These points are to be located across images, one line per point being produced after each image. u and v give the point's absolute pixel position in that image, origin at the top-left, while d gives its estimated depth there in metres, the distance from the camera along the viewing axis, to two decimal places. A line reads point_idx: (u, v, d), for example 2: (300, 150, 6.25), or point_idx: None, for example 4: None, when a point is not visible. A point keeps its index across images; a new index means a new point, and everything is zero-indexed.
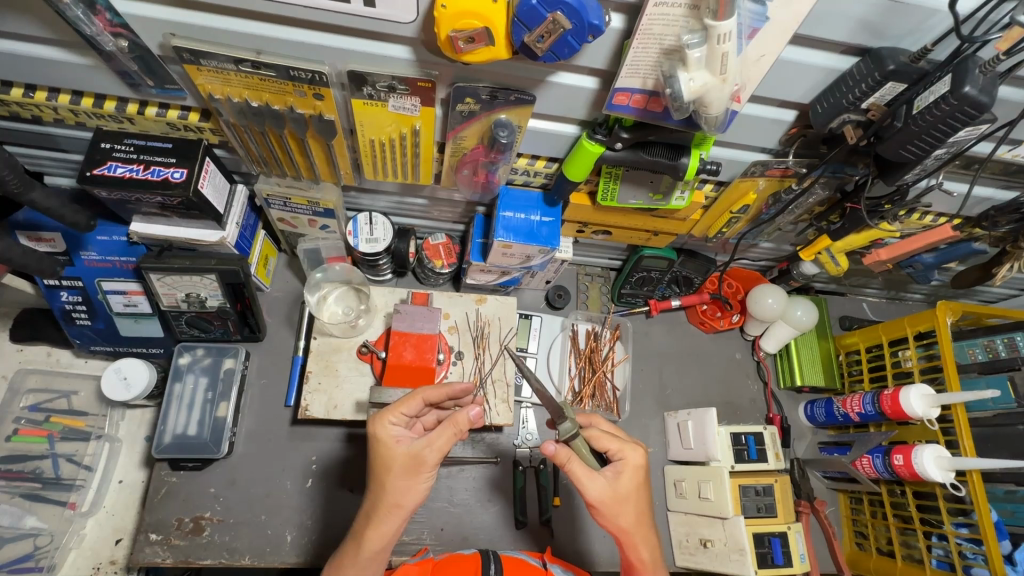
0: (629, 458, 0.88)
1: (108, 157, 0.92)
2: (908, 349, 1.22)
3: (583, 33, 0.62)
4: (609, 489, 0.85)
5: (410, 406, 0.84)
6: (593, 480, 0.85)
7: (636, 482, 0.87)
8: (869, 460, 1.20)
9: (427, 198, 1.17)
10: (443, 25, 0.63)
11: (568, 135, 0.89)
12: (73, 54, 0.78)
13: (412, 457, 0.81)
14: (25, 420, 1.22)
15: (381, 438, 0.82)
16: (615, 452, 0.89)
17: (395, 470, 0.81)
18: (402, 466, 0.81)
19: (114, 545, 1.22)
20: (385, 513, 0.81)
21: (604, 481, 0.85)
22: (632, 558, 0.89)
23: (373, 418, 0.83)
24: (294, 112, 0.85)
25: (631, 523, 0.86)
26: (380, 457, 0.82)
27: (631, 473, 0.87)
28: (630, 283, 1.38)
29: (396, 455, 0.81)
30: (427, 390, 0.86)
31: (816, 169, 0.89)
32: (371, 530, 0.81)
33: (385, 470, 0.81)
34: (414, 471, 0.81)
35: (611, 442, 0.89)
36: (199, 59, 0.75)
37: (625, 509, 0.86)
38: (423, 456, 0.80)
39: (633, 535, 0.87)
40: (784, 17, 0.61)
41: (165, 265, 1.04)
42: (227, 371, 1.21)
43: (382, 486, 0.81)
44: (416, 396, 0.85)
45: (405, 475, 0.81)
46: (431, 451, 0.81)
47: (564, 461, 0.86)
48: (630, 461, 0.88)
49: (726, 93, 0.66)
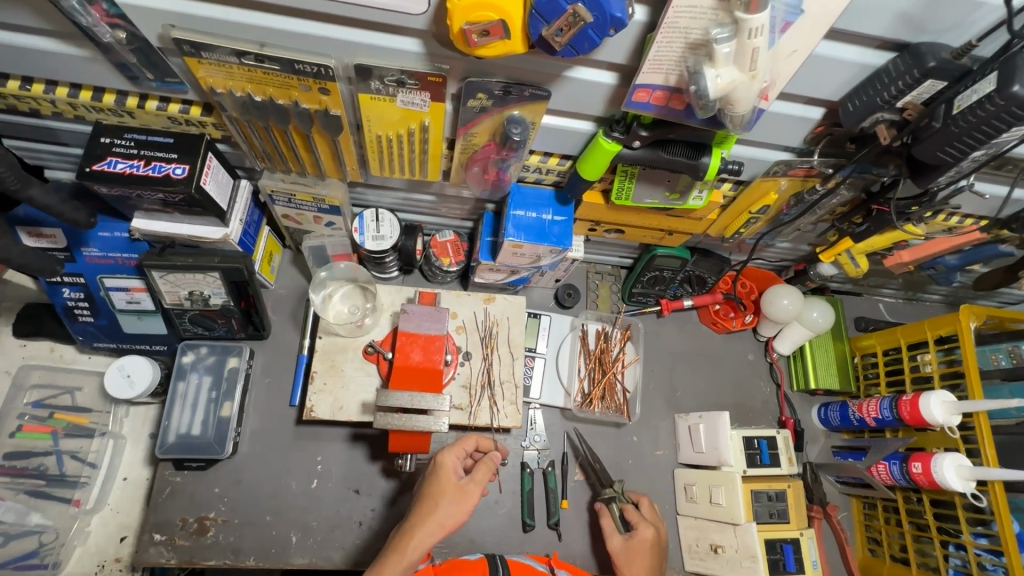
0: (642, 530, 1.07)
1: (108, 152, 0.89)
2: (928, 353, 1.19)
3: (605, 26, 0.59)
4: (624, 549, 1.06)
5: (466, 445, 0.95)
6: (613, 535, 1.08)
7: (649, 551, 1.05)
8: (886, 466, 1.18)
9: (434, 195, 1.14)
10: (457, 17, 0.59)
11: (584, 133, 0.86)
12: (69, 45, 0.75)
13: (458, 484, 0.88)
14: (29, 416, 1.22)
15: (443, 464, 0.90)
16: (636, 520, 1.09)
17: (446, 493, 0.87)
18: (452, 495, 0.87)
19: (119, 543, 1.22)
20: (428, 528, 0.83)
21: (620, 539, 1.08)
22: None
23: (439, 450, 0.93)
24: (299, 107, 0.82)
25: None
26: (435, 481, 0.88)
27: (641, 545, 1.05)
28: (641, 283, 1.35)
29: (448, 483, 0.88)
30: (480, 438, 1.00)
31: (842, 169, 0.85)
32: (419, 535, 0.83)
33: (437, 493, 0.87)
34: (462, 502, 0.87)
35: (638, 514, 1.10)
36: (200, 51, 0.72)
37: (634, 563, 1.04)
38: (469, 489, 0.88)
39: None
40: (820, 8, 0.57)
41: (167, 262, 1.02)
42: (231, 370, 1.18)
43: (434, 507, 0.85)
44: (473, 437, 0.98)
45: (454, 504, 0.86)
46: (476, 486, 0.89)
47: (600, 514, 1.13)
48: (643, 533, 1.06)
49: (754, 90, 0.63)
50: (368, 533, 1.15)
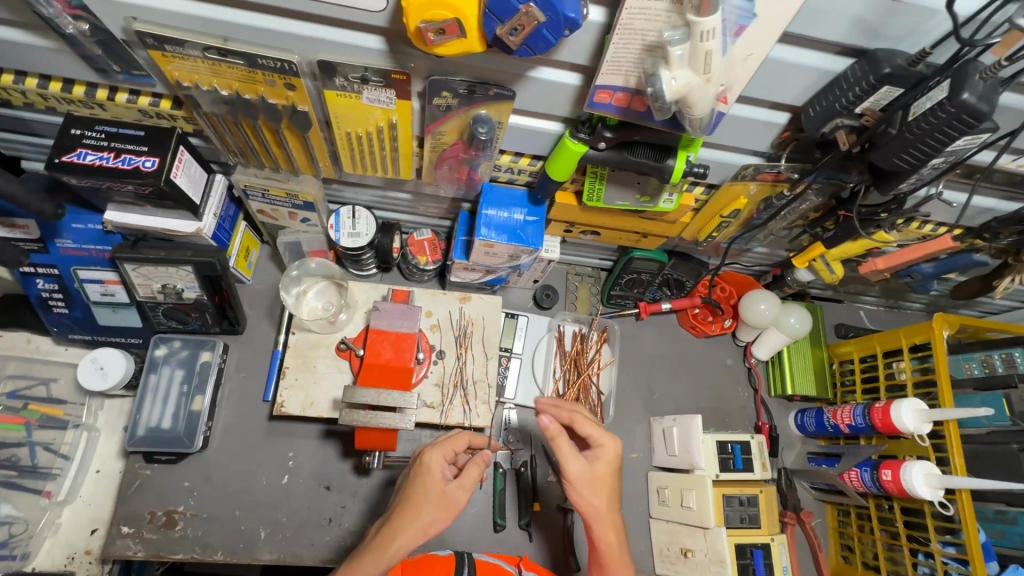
0: (605, 449, 0.90)
1: (78, 143, 0.89)
2: (902, 361, 1.20)
3: (559, 26, 0.59)
4: (586, 473, 0.87)
5: (457, 444, 0.93)
6: (574, 460, 0.87)
7: (610, 478, 0.89)
8: (857, 473, 1.18)
9: (410, 193, 1.14)
10: (412, 16, 0.60)
11: (551, 133, 0.86)
12: (35, 36, 0.75)
13: (443, 489, 0.87)
14: (2, 407, 1.21)
15: (431, 467, 0.88)
16: (593, 439, 0.91)
17: (431, 499, 0.86)
18: (436, 501, 0.86)
19: (89, 536, 1.22)
20: (410, 535, 0.84)
21: (583, 463, 0.87)
22: (602, 547, 0.87)
23: (426, 448, 0.91)
24: (266, 101, 0.82)
25: (604, 506, 0.87)
26: (421, 483, 0.88)
27: (606, 465, 0.89)
28: (619, 285, 1.35)
29: (434, 488, 0.87)
30: (472, 434, 0.97)
31: (809, 174, 0.86)
32: (399, 541, 0.83)
33: (421, 497, 0.87)
34: (447, 509, 0.87)
35: (596, 430, 0.90)
36: (164, 45, 0.72)
37: (599, 490, 0.87)
38: (455, 497, 0.88)
39: (602, 519, 0.87)
40: (773, 14, 0.57)
41: (140, 256, 1.03)
42: (203, 364, 1.18)
43: (417, 511, 0.86)
44: (466, 436, 0.95)
45: (438, 510, 0.86)
46: (461, 491, 0.89)
47: (552, 437, 0.86)
48: (608, 451, 0.90)
49: (710, 94, 0.63)
50: (337, 530, 1.15)
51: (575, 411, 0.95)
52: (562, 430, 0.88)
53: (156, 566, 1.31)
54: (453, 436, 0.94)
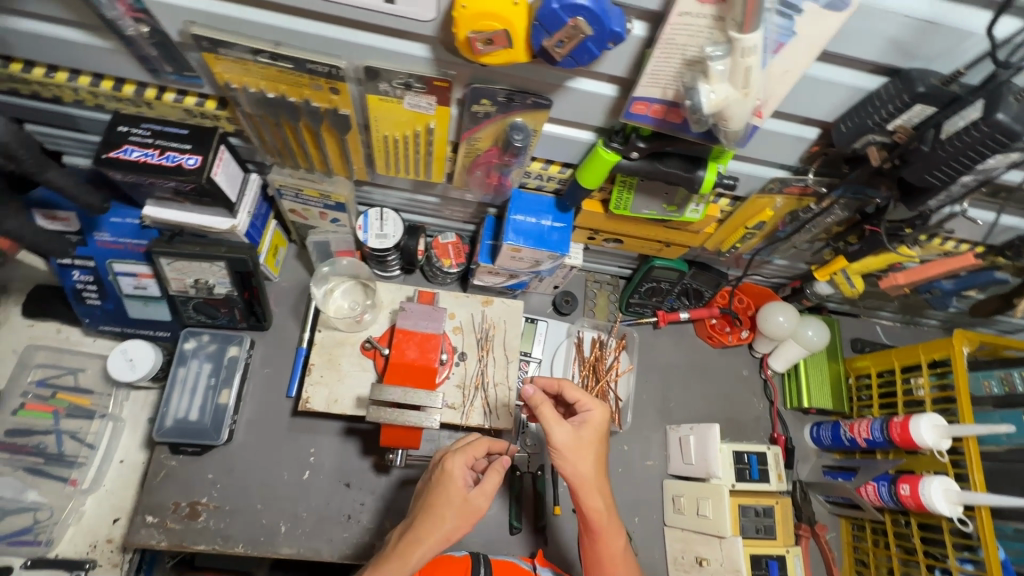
0: (590, 414, 0.96)
1: (124, 140, 0.92)
2: (921, 377, 1.20)
3: (604, 40, 0.62)
4: (572, 439, 0.93)
5: (478, 450, 0.95)
6: (560, 426, 0.92)
7: (595, 441, 0.95)
8: (874, 487, 1.19)
9: (438, 197, 1.17)
10: (462, 26, 0.62)
11: (583, 142, 0.88)
12: (94, 37, 0.78)
13: (465, 496, 0.89)
14: (32, 395, 1.26)
15: (452, 474, 0.90)
16: (581, 404, 0.98)
17: (453, 504, 0.88)
18: (459, 508, 0.88)
19: (111, 524, 1.24)
20: (433, 542, 0.85)
21: (568, 430, 0.93)
22: (588, 510, 0.92)
23: (447, 455, 0.93)
24: (310, 104, 0.84)
25: (590, 471, 0.92)
26: (444, 490, 0.89)
27: (591, 429, 0.95)
28: (638, 292, 1.36)
29: (456, 494, 0.89)
30: (492, 441, 0.98)
31: (836, 188, 0.87)
32: (422, 549, 0.84)
33: (443, 504, 0.88)
34: (469, 516, 0.88)
35: (582, 397, 0.97)
36: (218, 48, 0.75)
37: (584, 454, 0.92)
38: (476, 504, 0.89)
39: (588, 485, 0.92)
40: (812, 33, 0.60)
41: (176, 250, 1.06)
42: (231, 358, 1.21)
43: (441, 518, 0.87)
44: (484, 442, 0.96)
45: (461, 517, 0.87)
46: (483, 499, 0.90)
47: (536, 404, 0.93)
48: (593, 417, 0.96)
49: (747, 108, 0.65)
50: (356, 526, 1.16)
51: (561, 382, 1.01)
52: (546, 399, 0.94)
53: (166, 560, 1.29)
54: (473, 442, 0.96)
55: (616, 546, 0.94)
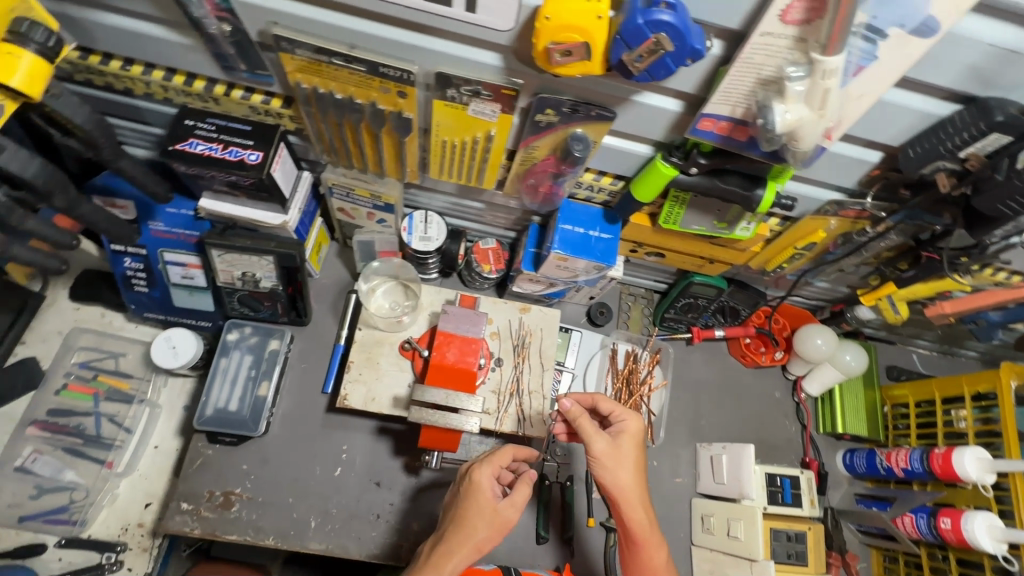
0: (626, 423, 0.96)
1: (190, 134, 0.95)
2: (963, 409, 1.18)
3: (683, 56, 0.62)
4: (610, 449, 0.93)
5: (504, 459, 0.94)
6: (597, 437, 0.92)
7: (634, 449, 0.95)
8: (912, 519, 1.16)
9: (484, 203, 1.18)
10: (543, 37, 0.63)
11: (640, 155, 0.88)
12: (175, 33, 0.81)
13: (496, 507, 0.88)
14: (75, 376, 1.29)
15: (480, 485, 0.89)
16: (615, 415, 0.97)
17: (484, 515, 0.87)
18: (491, 519, 0.87)
19: (143, 509, 1.26)
20: (465, 553, 0.85)
21: (606, 440, 0.93)
22: (630, 521, 0.92)
23: (474, 465, 0.92)
24: (375, 107, 0.86)
25: (630, 481, 0.92)
26: (474, 502, 0.88)
27: (628, 439, 0.95)
28: (674, 307, 1.36)
29: (487, 505, 0.88)
30: (516, 448, 0.97)
31: (895, 214, 0.87)
32: (455, 561, 0.84)
33: (475, 515, 0.87)
34: (500, 526, 0.88)
35: (617, 407, 0.97)
36: (295, 48, 0.77)
37: (624, 463, 0.92)
38: (507, 514, 0.89)
39: (628, 494, 0.92)
40: (894, 58, 0.60)
41: (228, 243, 1.08)
42: (271, 352, 1.23)
43: (472, 529, 0.86)
44: (510, 449, 0.95)
45: (492, 528, 0.87)
46: (513, 510, 0.90)
47: (575, 417, 0.93)
48: (629, 427, 0.96)
49: (820, 129, 0.65)
50: (385, 527, 1.16)
51: (594, 394, 1.02)
52: (584, 411, 0.95)
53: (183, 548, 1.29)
54: (499, 451, 0.95)
55: (659, 557, 0.93)
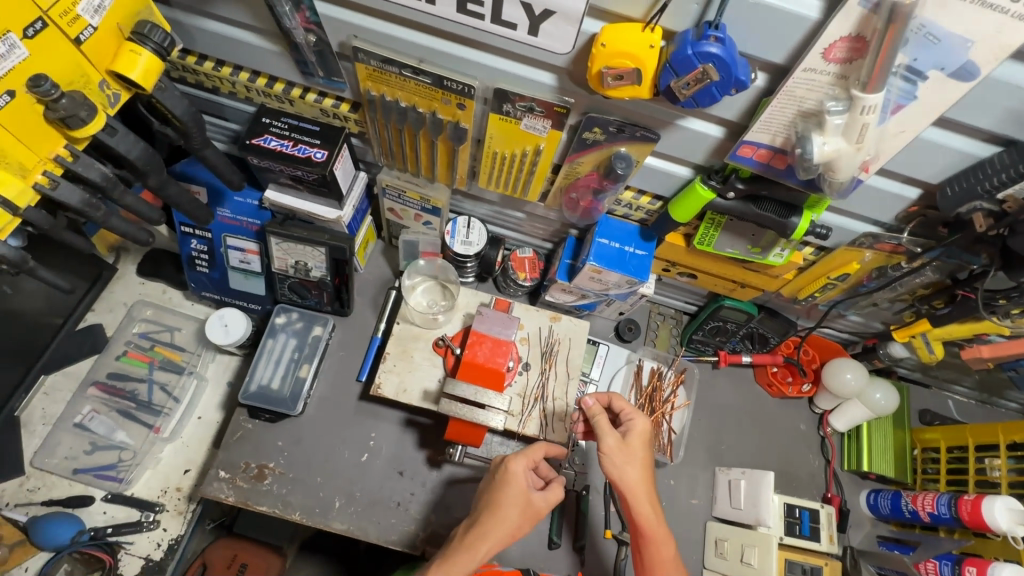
0: (635, 422, 0.98)
1: (266, 130, 1.04)
2: (997, 458, 1.15)
3: (728, 86, 0.67)
4: (618, 447, 0.95)
5: (536, 454, 0.98)
6: (607, 434, 0.96)
7: (643, 447, 0.97)
8: (935, 564, 1.14)
9: (525, 213, 1.24)
10: (598, 61, 0.69)
11: (680, 177, 0.92)
12: (265, 41, 0.91)
13: (529, 497, 0.94)
14: (134, 344, 1.40)
15: (515, 474, 0.94)
16: (625, 414, 1.00)
17: (517, 503, 0.93)
18: (524, 508, 0.93)
19: (182, 474, 1.34)
20: (498, 537, 0.91)
21: (615, 438, 0.96)
22: (637, 517, 0.95)
23: (509, 455, 0.97)
24: (435, 116, 0.93)
25: (637, 477, 0.95)
26: (509, 490, 0.93)
27: (638, 436, 0.97)
28: (703, 330, 1.38)
29: (521, 494, 0.93)
30: (549, 444, 0.99)
31: (931, 250, 0.89)
32: (488, 543, 0.90)
33: (509, 502, 0.93)
34: (531, 514, 0.94)
35: (628, 406, 1.00)
36: (370, 60, 0.85)
37: (632, 460, 0.95)
38: (537, 504, 0.95)
39: (635, 490, 0.94)
40: (932, 99, 0.63)
41: (287, 232, 1.17)
42: (314, 338, 1.31)
43: (506, 515, 0.92)
44: (541, 446, 0.99)
45: (525, 516, 0.93)
46: (545, 501, 0.96)
47: (592, 414, 0.98)
48: (637, 425, 0.98)
49: (857, 161, 0.68)
50: (404, 515, 1.20)
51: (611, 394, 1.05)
52: (603, 410, 1.00)
53: (207, 522, 1.41)
54: (532, 446, 1.00)
55: (667, 552, 0.96)
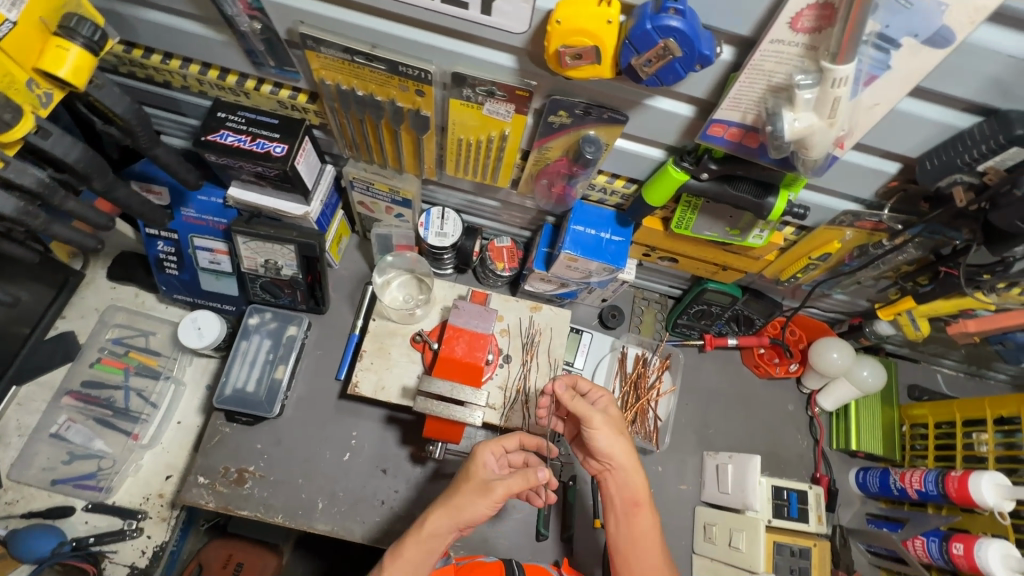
0: (605, 398, 0.99)
1: (222, 125, 0.99)
2: (985, 433, 1.14)
3: (692, 62, 0.63)
4: (605, 423, 0.93)
5: (507, 442, 0.96)
6: (593, 413, 0.93)
7: (621, 418, 0.97)
8: (923, 542, 1.13)
9: (499, 201, 1.20)
10: (554, 39, 0.65)
11: (653, 159, 0.89)
12: (210, 30, 0.86)
13: (483, 479, 0.89)
14: (108, 351, 1.36)
15: (477, 457, 0.91)
16: (593, 393, 1.00)
17: (469, 482, 0.89)
18: (475, 486, 0.88)
19: (164, 480, 1.33)
20: (443, 514, 0.87)
21: (601, 415, 0.94)
22: (632, 490, 0.93)
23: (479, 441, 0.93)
24: (394, 104, 0.89)
25: (625, 449, 0.94)
26: (465, 469, 0.91)
27: (615, 409, 0.98)
28: (687, 314, 1.35)
29: (475, 475, 0.89)
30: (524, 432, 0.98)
31: (913, 227, 0.85)
32: (433, 519, 0.87)
33: (464, 481, 0.90)
34: (484, 496, 0.87)
35: (595, 384, 1.00)
36: (320, 46, 0.80)
37: (619, 432, 0.94)
38: (496, 488, 0.87)
39: (629, 464, 0.93)
40: (907, 68, 0.59)
41: (253, 231, 1.13)
42: (289, 337, 1.27)
43: (456, 493, 0.89)
44: (516, 435, 0.97)
45: (474, 494, 0.87)
46: (505, 487, 0.87)
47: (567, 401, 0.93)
48: (607, 400, 0.99)
49: (831, 138, 0.64)
50: (389, 513, 1.18)
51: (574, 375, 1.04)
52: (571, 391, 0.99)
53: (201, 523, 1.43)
54: (502, 435, 0.96)
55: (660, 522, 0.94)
